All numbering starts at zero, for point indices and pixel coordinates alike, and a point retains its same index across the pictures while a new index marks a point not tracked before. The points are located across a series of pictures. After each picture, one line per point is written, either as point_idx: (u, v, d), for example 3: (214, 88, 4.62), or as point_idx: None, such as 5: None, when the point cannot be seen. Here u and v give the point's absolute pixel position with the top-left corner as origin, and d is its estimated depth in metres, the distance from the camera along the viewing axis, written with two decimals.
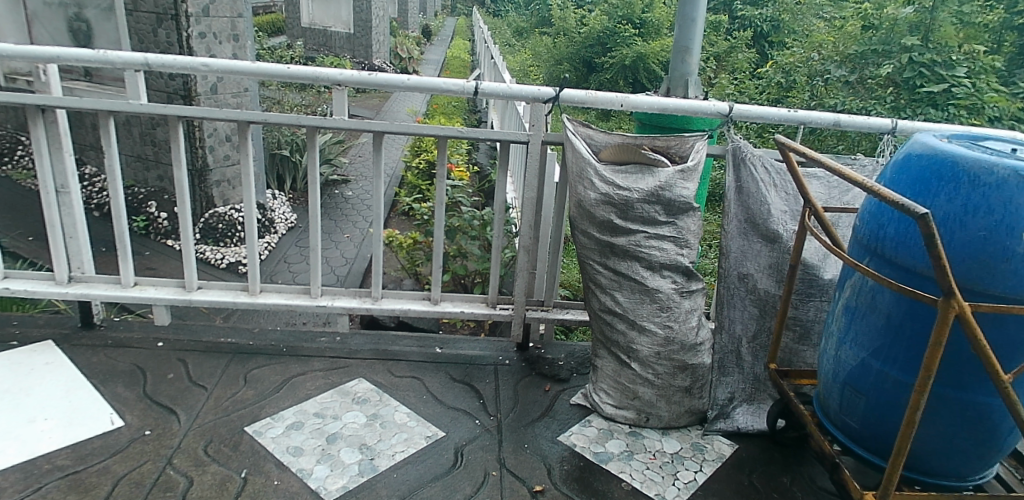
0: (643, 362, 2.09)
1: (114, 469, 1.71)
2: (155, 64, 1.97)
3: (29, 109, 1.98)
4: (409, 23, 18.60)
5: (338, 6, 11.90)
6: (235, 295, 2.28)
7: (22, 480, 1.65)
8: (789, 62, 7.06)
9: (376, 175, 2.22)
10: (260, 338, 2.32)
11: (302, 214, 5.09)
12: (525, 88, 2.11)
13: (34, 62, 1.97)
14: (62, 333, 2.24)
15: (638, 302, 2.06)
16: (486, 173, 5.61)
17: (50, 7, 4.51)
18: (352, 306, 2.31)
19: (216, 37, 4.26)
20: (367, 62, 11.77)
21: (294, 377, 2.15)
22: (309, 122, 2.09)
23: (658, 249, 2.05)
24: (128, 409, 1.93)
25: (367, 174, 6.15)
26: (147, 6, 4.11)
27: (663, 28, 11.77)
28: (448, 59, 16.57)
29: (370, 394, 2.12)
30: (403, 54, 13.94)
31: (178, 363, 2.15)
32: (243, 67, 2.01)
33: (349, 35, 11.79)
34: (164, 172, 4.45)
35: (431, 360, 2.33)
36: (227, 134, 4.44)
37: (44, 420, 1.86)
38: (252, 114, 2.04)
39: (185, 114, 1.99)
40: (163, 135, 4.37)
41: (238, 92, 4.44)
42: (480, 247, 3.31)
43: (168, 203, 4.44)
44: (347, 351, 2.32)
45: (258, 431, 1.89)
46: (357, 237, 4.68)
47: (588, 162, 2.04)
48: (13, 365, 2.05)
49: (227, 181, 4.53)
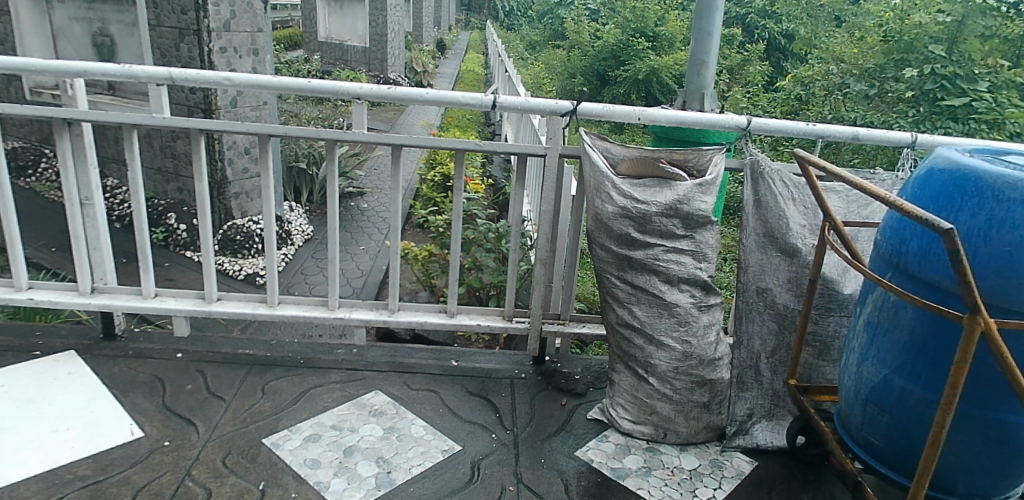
0: (662, 377, 2.08)
1: (134, 479, 1.71)
2: (179, 79, 2.00)
3: (55, 123, 1.99)
4: (423, 36, 18.84)
5: (354, 20, 12.07)
6: (253, 307, 2.29)
7: (44, 489, 1.66)
8: (810, 75, 6.94)
9: (395, 189, 2.23)
10: (279, 350, 2.33)
11: (318, 226, 5.12)
12: (543, 101, 2.11)
13: (62, 77, 1.99)
14: (84, 343, 2.26)
15: (656, 317, 2.06)
16: (501, 186, 5.66)
17: (75, 23, 4.60)
18: (369, 318, 2.32)
19: (237, 51, 4.30)
20: (383, 75, 11.94)
21: (312, 389, 2.15)
22: (329, 136, 2.09)
23: (676, 263, 2.04)
24: (148, 419, 1.93)
25: (383, 187, 6.19)
26: (170, 21, 4.17)
27: (677, 41, 11.84)
28: (462, 73, 16.78)
29: (386, 407, 2.11)
30: (418, 67, 14.11)
31: (197, 374, 2.16)
32: (265, 81, 2.03)
33: (365, 49, 11.94)
34: (184, 184, 4.50)
35: (447, 374, 2.33)
36: (246, 147, 4.48)
37: (66, 430, 1.87)
38: (273, 128, 2.05)
39: (208, 127, 2.01)
40: (184, 148, 4.42)
41: (258, 105, 4.47)
42: (496, 260, 3.38)
43: (187, 216, 4.47)
44: (364, 363, 2.32)
45: (276, 443, 1.89)
46: (373, 249, 4.69)
47: (606, 175, 2.04)
48: (37, 375, 2.07)
49: (246, 193, 4.56)
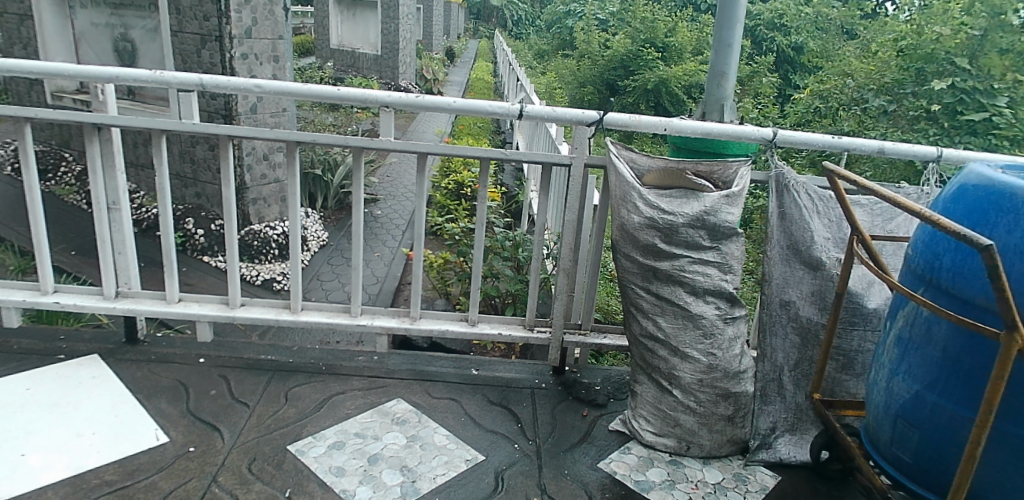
0: (686, 389, 2.06)
1: (161, 485, 1.71)
2: (210, 85, 2.00)
3: (86, 128, 2.00)
4: (433, 44, 18.94)
5: (366, 28, 12.17)
6: (276, 313, 2.29)
7: (71, 494, 1.65)
8: (825, 89, 6.92)
9: (420, 197, 2.23)
10: (300, 356, 2.33)
11: (333, 232, 5.13)
12: (569, 111, 2.10)
13: (95, 82, 2.00)
14: (108, 347, 2.26)
15: (681, 328, 2.04)
16: (514, 194, 5.67)
17: (98, 28, 4.67)
18: (391, 325, 2.32)
19: (258, 58, 4.33)
20: (394, 83, 12.00)
21: (334, 395, 2.15)
22: (356, 144, 2.09)
23: (702, 274, 2.03)
24: (173, 425, 1.93)
25: (396, 193, 6.21)
26: (193, 27, 4.20)
27: (686, 52, 11.89)
28: (472, 81, 16.85)
29: (409, 415, 2.10)
30: (428, 75, 14.19)
31: (220, 379, 2.16)
32: (295, 88, 2.03)
33: (377, 56, 12.03)
34: (202, 189, 4.52)
35: (468, 382, 2.32)
36: (265, 153, 4.50)
37: (91, 434, 1.87)
38: (301, 135, 2.05)
39: (237, 134, 2.02)
40: (203, 153, 4.45)
41: (277, 112, 4.50)
42: (513, 268, 3.38)
43: (206, 221, 4.47)
44: (385, 371, 2.32)
45: (300, 450, 1.88)
46: (387, 256, 4.70)
47: (632, 186, 2.04)
48: (62, 379, 2.07)
49: (264, 199, 4.57)
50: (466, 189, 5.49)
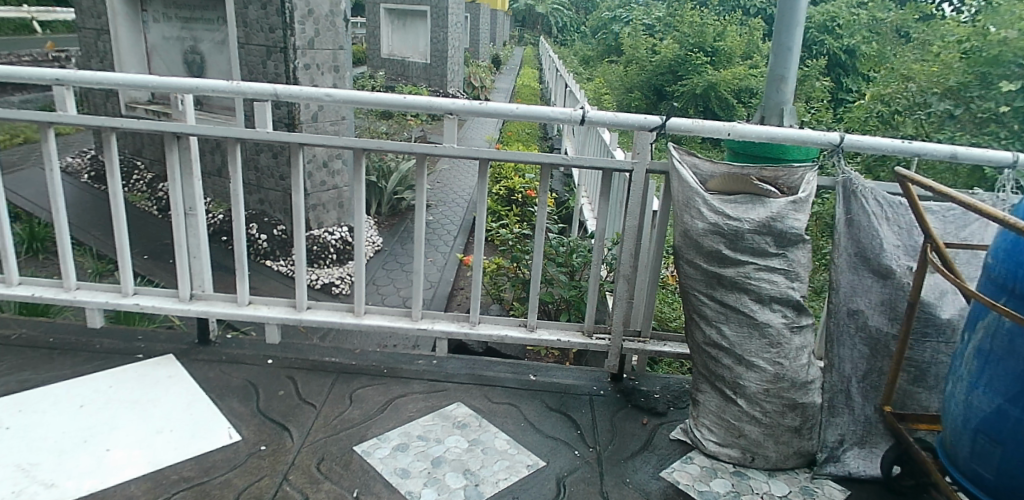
0: (751, 399, 2.02)
1: (235, 482, 1.76)
2: (283, 95, 2.06)
3: (167, 137, 2.09)
4: (480, 52, 19.12)
5: (416, 37, 12.38)
6: (339, 316, 2.34)
7: (152, 489, 1.72)
8: (885, 93, 6.68)
9: (481, 202, 2.24)
10: (362, 359, 2.38)
11: (386, 237, 5.22)
12: (632, 116, 2.10)
13: (175, 92, 2.08)
14: (181, 348, 2.35)
15: (747, 336, 2.01)
16: (565, 200, 5.68)
17: (169, 41, 4.90)
18: (451, 330, 2.34)
19: (319, 68, 4.45)
20: (443, 90, 12.15)
21: (397, 398, 2.18)
22: (421, 150, 2.13)
23: (768, 281, 1.99)
24: (244, 424, 1.99)
25: (447, 199, 6.28)
26: (259, 40, 4.34)
27: (736, 56, 11.72)
28: (518, 87, 16.94)
29: (470, 419, 2.12)
30: (475, 82, 14.33)
31: (288, 380, 2.22)
32: (364, 97, 2.07)
33: (426, 65, 12.21)
34: (264, 196, 4.67)
35: (527, 388, 2.33)
36: (324, 160, 4.62)
37: (169, 431, 1.94)
38: (369, 142, 2.10)
39: (308, 141, 2.07)
40: (265, 161, 4.59)
41: (336, 120, 4.62)
42: (567, 274, 3.37)
43: (268, 226, 4.61)
44: (445, 375, 2.34)
45: (366, 451, 1.92)
46: (440, 261, 4.76)
47: (696, 191, 2.02)
48: (140, 378, 2.17)
49: (323, 205, 4.68)
50: (516, 195, 5.52)
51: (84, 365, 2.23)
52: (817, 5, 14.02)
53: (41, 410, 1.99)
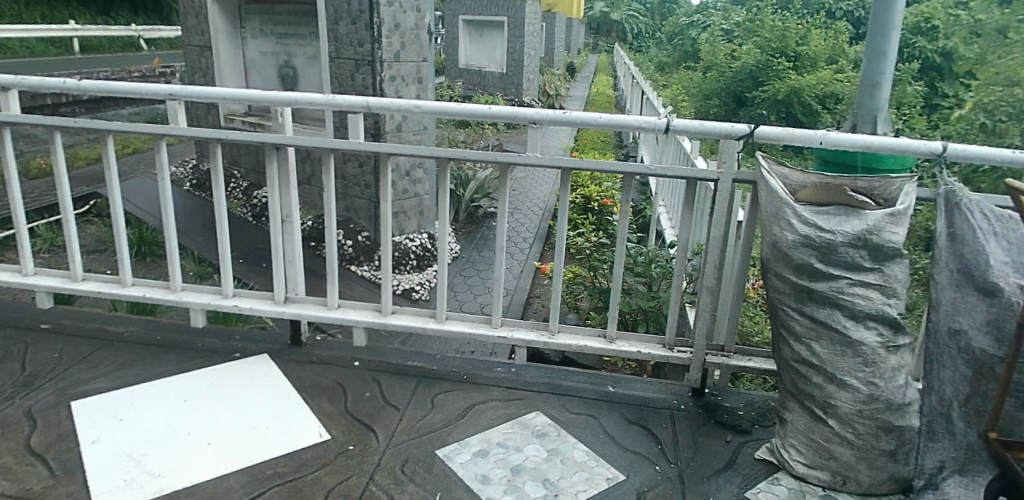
0: (843, 420, 1.93)
1: (325, 479, 1.84)
2: (374, 106, 2.14)
3: (267, 148, 2.20)
4: (555, 61, 19.19)
5: (493, 47, 12.58)
6: (422, 321, 2.39)
7: (249, 483, 1.82)
8: (987, 100, 6.25)
9: (563, 212, 2.24)
10: (443, 364, 2.43)
11: (464, 244, 5.31)
12: (718, 124, 2.05)
13: (275, 105, 2.19)
14: (275, 348, 2.47)
15: (839, 355, 1.92)
16: (642, 210, 5.62)
17: (265, 56, 5.19)
18: (531, 339, 2.35)
19: (404, 80, 4.59)
20: (518, 99, 12.25)
21: (477, 404, 2.21)
22: (505, 159, 2.15)
23: (862, 297, 1.90)
24: (333, 423, 2.08)
25: (522, 207, 6.33)
26: (348, 53, 4.52)
27: (821, 61, 11.28)
28: (593, 95, 16.88)
29: (548, 428, 2.13)
30: (550, 91, 14.38)
31: (373, 382, 2.29)
32: (451, 108, 2.11)
33: (503, 74, 12.37)
34: (350, 203, 4.85)
35: (606, 399, 2.31)
36: (407, 169, 4.76)
37: (265, 428, 2.04)
38: (455, 152, 2.14)
39: (397, 151, 2.14)
40: (352, 169, 4.77)
41: (419, 130, 4.76)
42: (645, 284, 3.33)
43: (352, 233, 4.79)
44: (524, 383, 2.36)
45: (448, 456, 1.96)
46: (517, 269, 4.80)
47: (785, 201, 1.95)
48: (238, 376, 2.30)
49: (405, 213, 4.82)
50: (593, 203, 5.50)
51: (187, 363, 2.38)
52: (909, 6, 13.31)
53: (150, 404, 2.14)
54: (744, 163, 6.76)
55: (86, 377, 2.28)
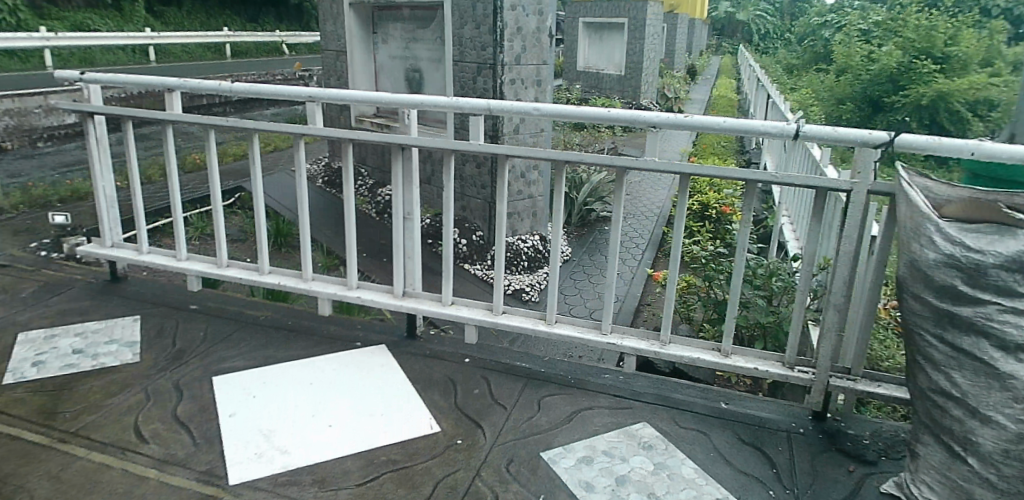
0: (985, 460, 1.72)
1: (435, 470, 1.90)
2: (495, 109, 2.18)
3: (393, 148, 2.30)
4: (676, 63, 18.72)
5: (612, 49, 12.48)
6: (532, 323, 2.41)
7: (365, 467, 1.91)
8: None
9: (680, 219, 2.17)
10: (551, 367, 2.44)
11: (575, 247, 5.31)
12: (854, 131, 1.91)
13: (402, 107, 2.29)
14: (392, 340, 2.59)
15: (983, 387, 1.72)
16: (763, 219, 5.37)
17: (394, 60, 5.44)
18: (641, 347, 2.31)
19: (523, 83, 4.66)
20: (636, 102, 12.06)
21: (583, 410, 2.21)
22: (622, 164, 2.12)
23: (1015, 325, 1.67)
24: (443, 417, 2.14)
25: (636, 212, 6.23)
26: (471, 57, 4.64)
27: (971, 63, 10.48)
28: (714, 98, 16.31)
29: (656, 440, 2.08)
30: (670, 93, 14.04)
31: (483, 380, 2.35)
32: (570, 111, 2.11)
33: (621, 76, 12.23)
34: (467, 203, 4.99)
35: (718, 416, 2.23)
36: (522, 171, 4.82)
37: (380, 415, 2.15)
38: (571, 155, 2.14)
39: (514, 153, 2.16)
40: (470, 170, 4.90)
41: (536, 132, 4.81)
42: (765, 298, 3.17)
43: (467, 232, 4.92)
44: (632, 392, 2.32)
45: (552, 459, 1.96)
46: (628, 275, 4.74)
47: (928, 217, 1.81)
48: (358, 364, 2.43)
49: (518, 214, 4.88)
50: (710, 211, 5.32)
51: (313, 349, 2.54)
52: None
53: (279, 384, 2.30)
54: (882, 175, 6.19)
55: (226, 355, 2.50)
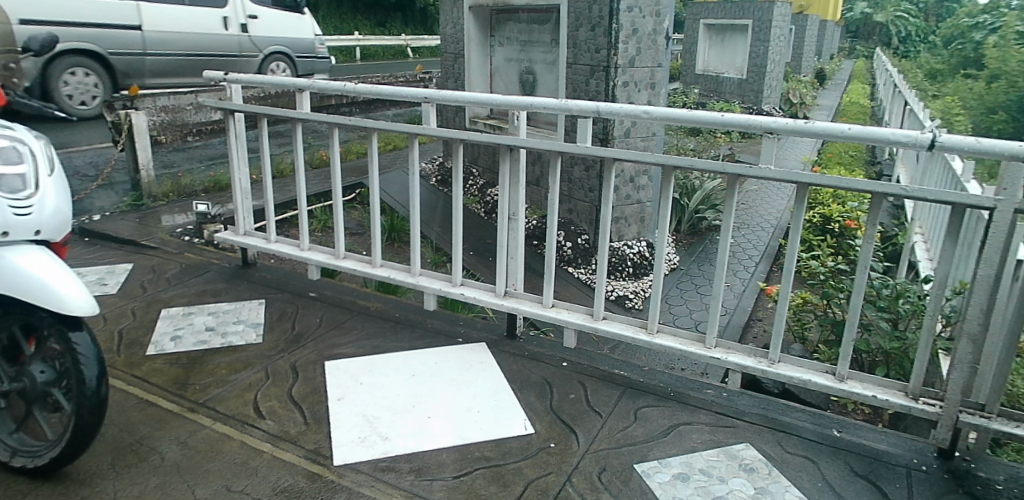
0: None
1: (526, 471, 1.91)
2: (604, 111, 2.16)
3: (502, 148, 2.35)
4: (803, 66, 17.74)
5: (734, 52, 12.04)
6: (633, 331, 2.37)
7: (459, 461, 1.96)
8: None
9: (795, 230, 2.05)
10: (651, 378, 2.39)
11: (684, 256, 5.15)
12: (1001, 142, 1.72)
13: (513, 108, 2.33)
14: (493, 339, 2.64)
15: None
16: (892, 235, 4.98)
17: (510, 63, 5.52)
18: (747, 364, 2.21)
19: (637, 85, 4.58)
20: (757, 107, 11.52)
21: (681, 425, 2.14)
22: (734, 171, 2.04)
23: None
24: (538, 419, 2.15)
25: (751, 222, 5.96)
26: (585, 59, 4.62)
27: None
28: (844, 104, 15.31)
29: (758, 464, 1.97)
30: (795, 98, 13.31)
31: (579, 385, 2.33)
32: (681, 115, 2.06)
33: (742, 80, 11.75)
34: (574, 206, 4.97)
35: (828, 443, 2.08)
36: (632, 175, 4.74)
37: (477, 412, 2.19)
38: (681, 160, 2.09)
39: (622, 156, 2.14)
40: (579, 173, 4.88)
41: (647, 136, 4.72)
42: (890, 322, 2.93)
43: (573, 235, 4.91)
44: (734, 411, 2.23)
45: (646, 472, 1.92)
46: (739, 287, 4.54)
47: None
48: (459, 360, 2.49)
49: (625, 219, 4.80)
50: (833, 224, 5.00)
51: (418, 341, 2.63)
52: None
53: (383, 373, 2.41)
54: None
55: (338, 342, 2.64)
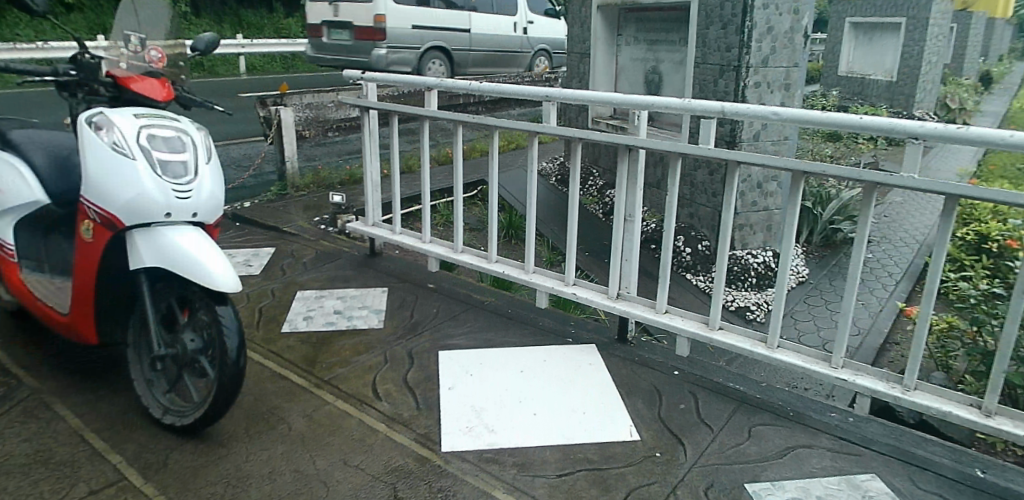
0: None
1: (630, 478, 1.88)
2: (730, 112, 2.09)
3: (621, 148, 2.33)
4: (964, 68, 16.07)
5: (884, 53, 11.12)
6: (750, 344, 2.27)
7: (561, 461, 1.96)
8: None
9: (940, 245, 1.87)
10: (768, 395, 2.27)
11: (814, 269, 4.83)
12: None
13: (634, 108, 2.30)
14: (603, 342, 2.62)
15: None
16: None
17: (635, 62, 5.43)
18: (876, 389, 2.04)
19: (769, 86, 4.36)
20: (908, 112, 10.57)
21: (799, 447, 2.02)
22: (871, 178, 1.89)
23: None
24: (645, 426, 2.11)
25: (892, 236, 5.49)
26: (714, 58, 4.45)
27: None
28: (1013, 110, 13.71)
29: (885, 497, 1.81)
30: (954, 103, 12.07)
31: (690, 396, 2.27)
32: (814, 116, 1.95)
33: (891, 83, 10.84)
34: (695, 211, 4.81)
35: (969, 483, 1.87)
36: (759, 181, 4.52)
37: (583, 413, 2.19)
38: (811, 165, 1.97)
39: (746, 159, 2.06)
40: (702, 176, 4.71)
41: (778, 140, 4.48)
42: None
43: (693, 240, 4.75)
44: (860, 438, 2.07)
45: (757, 493, 1.82)
46: (874, 306, 4.20)
47: None
48: (569, 360, 2.50)
49: (750, 226, 4.58)
50: (990, 243, 4.50)
51: (528, 338, 2.66)
52: None
53: (493, 367, 2.46)
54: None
55: (452, 333, 2.73)
